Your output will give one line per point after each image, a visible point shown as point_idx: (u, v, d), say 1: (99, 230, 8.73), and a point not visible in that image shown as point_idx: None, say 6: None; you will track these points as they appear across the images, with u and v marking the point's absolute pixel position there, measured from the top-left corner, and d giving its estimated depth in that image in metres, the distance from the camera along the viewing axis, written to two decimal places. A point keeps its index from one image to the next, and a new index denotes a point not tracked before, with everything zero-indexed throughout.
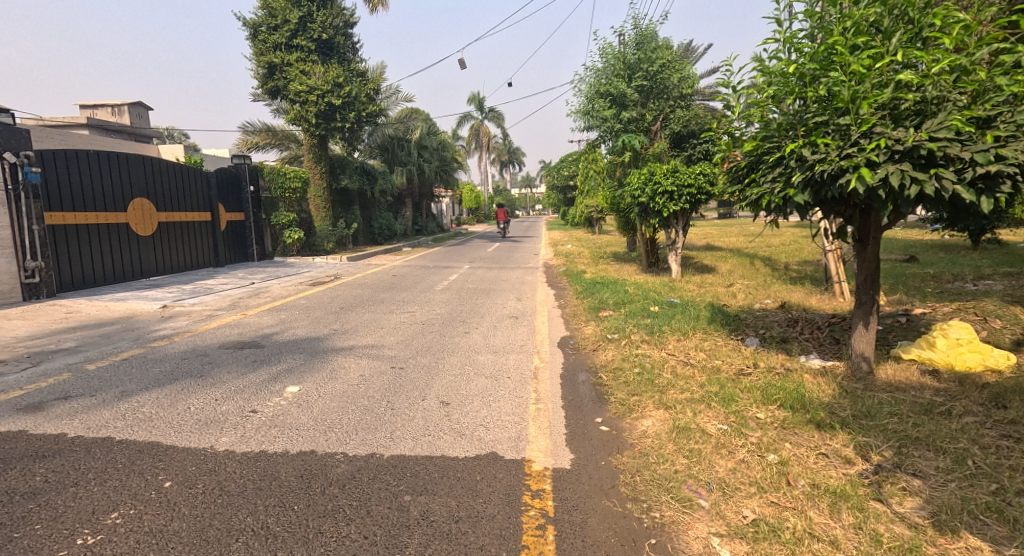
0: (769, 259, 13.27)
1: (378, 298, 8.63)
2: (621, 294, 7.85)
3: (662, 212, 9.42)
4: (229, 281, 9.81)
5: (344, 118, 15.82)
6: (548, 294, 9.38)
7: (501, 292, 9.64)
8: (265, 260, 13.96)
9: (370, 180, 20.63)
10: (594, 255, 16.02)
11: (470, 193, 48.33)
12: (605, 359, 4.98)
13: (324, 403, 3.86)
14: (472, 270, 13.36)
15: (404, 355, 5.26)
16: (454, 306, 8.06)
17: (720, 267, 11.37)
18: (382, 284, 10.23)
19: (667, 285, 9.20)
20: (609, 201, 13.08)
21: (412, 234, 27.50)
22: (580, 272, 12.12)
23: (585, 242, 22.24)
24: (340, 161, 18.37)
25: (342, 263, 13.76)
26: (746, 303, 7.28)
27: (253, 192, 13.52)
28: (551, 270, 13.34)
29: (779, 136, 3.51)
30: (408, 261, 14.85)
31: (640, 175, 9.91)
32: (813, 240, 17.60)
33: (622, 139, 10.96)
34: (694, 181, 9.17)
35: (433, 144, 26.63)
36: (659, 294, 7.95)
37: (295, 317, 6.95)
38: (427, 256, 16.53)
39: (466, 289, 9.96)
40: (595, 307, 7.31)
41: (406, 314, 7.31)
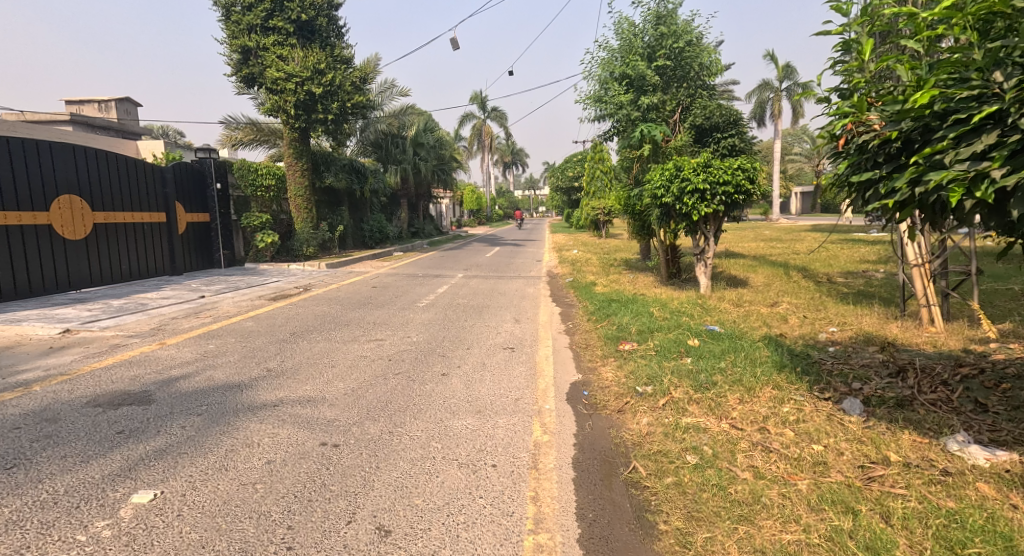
0: (803, 269, 11.68)
1: (346, 318, 7.08)
2: (644, 318, 6.28)
3: (691, 214, 7.83)
4: (174, 295, 8.27)
5: (326, 109, 14.31)
6: (553, 314, 7.81)
7: (497, 311, 8.07)
8: (234, 267, 12.42)
9: (359, 178, 19.10)
10: (604, 263, 14.45)
11: (472, 195, 46.79)
12: (638, 432, 3.40)
13: (176, 535, 2.30)
14: (466, 280, 11.80)
15: (349, 417, 3.70)
16: (437, 331, 6.52)
17: (752, 279, 9.80)
18: (357, 299, 8.67)
19: (697, 303, 7.61)
20: (623, 202, 11.52)
21: (408, 237, 25.98)
22: (588, 284, 10.57)
23: (593, 246, 20.66)
24: (326, 158, 16.88)
25: (320, 272, 12.24)
26: (807, 333, 5.69)
27: (219, 190, 12.01)
28: (555, 282, 11.78)
29: (978, 79, 2.07)
30: (396, 269, 13.31)
31: (662, 171, 8.34)
32: (845, 248, 15.97)
33: (640, 130, 9.40)
34: (731, 177, 7.55)
35: (431, 142, 25.16)
36: (693, 318, 6.36)
37: (228, 347, 5.42)
38: (419, 262, 14.99)
39: (455, 305, 8.40)
40: (614, 336, 5.75)
41: (373, 344, 5.76)
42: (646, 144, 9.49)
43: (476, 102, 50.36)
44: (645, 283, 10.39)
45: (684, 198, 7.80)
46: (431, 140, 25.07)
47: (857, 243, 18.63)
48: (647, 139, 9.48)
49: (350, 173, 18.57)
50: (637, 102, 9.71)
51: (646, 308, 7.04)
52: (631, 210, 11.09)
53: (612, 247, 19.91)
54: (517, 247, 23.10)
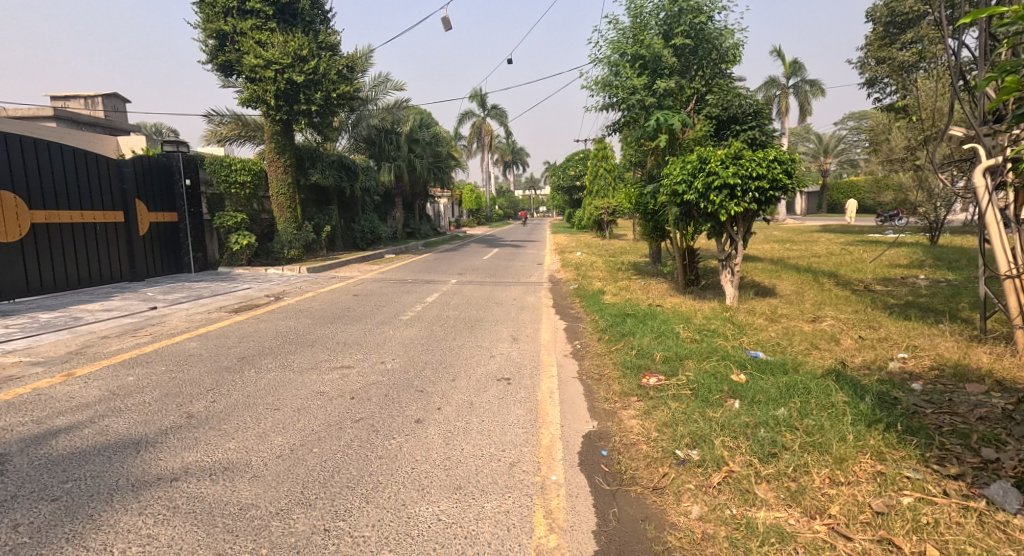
0: (832, 275, 10.61)
1: (312, 337, 6.00)
2: (668, 340, 5.20)
3: (718, 214, 6.73)
4: (120, 307, 7.18)
5: (309, 99, 13.22)
6: (557, 331, 6.72)
7: (492, 325, 7.01)
8: (206, 272, 11.34)
9: (349, 176, 18.07)
10: (611, 267, 13.36)
11: (471, 194, 45.71)
12: (689, 538, 2.31)
13: None
14: (460, 287, 10.72)
15: (271, 502, 2.61)
16: (418, 354, 5.44)
17: (780, 288, 8.72)
18: (331, 311, 7.59)
19: (725, 317, 6.53)
20: (633, 200, 10.43)
21: (402, 237, 24.90)
22: (597, 292, 9.47)
23: (598, 248, 19.57)
24: (313, 153, 15.82)
25: (301, 278, 11.15)
26: (873, 362, 4.58)
27: (189, 187, 10.97)
28: (558, 288, 10.71)
29: None
30: (384, 274, 12.23)
31: (681, 164, 7.26)
32: (869, 252, 14.89)
33: (654, 118, 8.30)
34: (765, 170, 6.44)
35: (427, 138, 24.13)
36: (726, 340, 5.28)
37: (155, 377, 4.36)
38: (411, 266, 13.91)
39: (443, 319, 7.31)
40: (633, 365, 4.67)
41: (337, 373, 4.68)
42: (662, 134, 8.40)
43: (475, 99, 49.30)
44: (659, 291, 9.32)
45: (709, 195, 6.69)
46: (428, 136, 24.03)
47: (877, 245, 17.54)
48: (663, 128, 8.39)
49: (338, 170, 17.51)
50: (651, 87, 8.63)
51: (668, 325, 5.97)
52: (643, 210, 10.00)
53: (616, 250, 18.85)
54: (516, 248, 22.04)
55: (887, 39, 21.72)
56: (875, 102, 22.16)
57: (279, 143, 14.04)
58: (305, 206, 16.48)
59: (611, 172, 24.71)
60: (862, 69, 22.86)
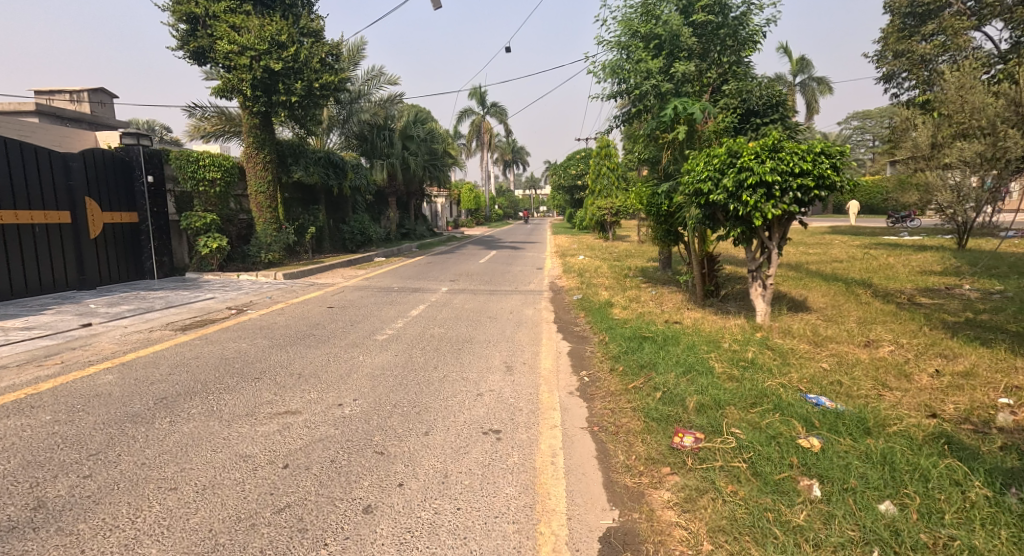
0: (864, 284, 9.54)
1: (261, 366, 4.93)
2: (700, 378, 4.13)
3: (753, 215, 5.65)
4: (45, 324, 6.12)
5: (289, 89, 12.17)
6: (559, 355, 5.67)
7: (483, 347, 5.95)
8: (171, 279, 10.28)
9: (336, 174, 17.06)
10: (617, 272, 12.32)
11: (471, 194, 44.66)
12: None
13: None
14: (450, 296, 9.66)
15: None
16: (387, 392, 4.38)
17: (814, 303, 7.67)
18: (296, 329, 6.52)
19: (760, 340, 5.49)
20: (644, 200, 9.36)
21: (396, 238, 23.88)
22: (604, 304, 8.40)
23: (601, 251, 18.56)
24: (296, 149, 14.75)
25: (276, 286, 10.09)
26: (975, 411, 3.52)
27: (151, 185, 9.95)
28: (560, 298, 9.65)
29: None
30: (369, 280, 11.16)
31: (704, 158, 6.20)
32: (894, 256, 13.84)
33: (671, 105, 7.23)
34: (810, 165, 5.36)
35: (422, 134, 23.14)
36: (771, 376, 4.23)
37: (29, 431, 3.30)
38: (400, 271, 12.86)
39: (425, 339, 6.26)
40: (660, 416, 3.60)
41: (276, 423, 3.61)
42: (680, 124, 7.34)
43: (475, 97, 48.25)
44: (674, 304, 8.27)
45: (741, 194, 5.61)
46: (422, 133, 23.11)
47: (898, 250, 16.47)
48: (680, 117, 7.33)
49: (325, 167, 16.47)
50: (667, 71, 7.55)
51: (695, 352, 4.92)
52: (656, 211, 8.93)
53: (620, 253, 17.83)
54: (515, 251, 20.98)
55: (906, 32, 20.63)
56: (892, 98, 21.09)
57: (258, 137, 13.01)
58: (289, 205, 15.44)
59: (614, 171, 24.43)
60: (878, 64, 21.78)
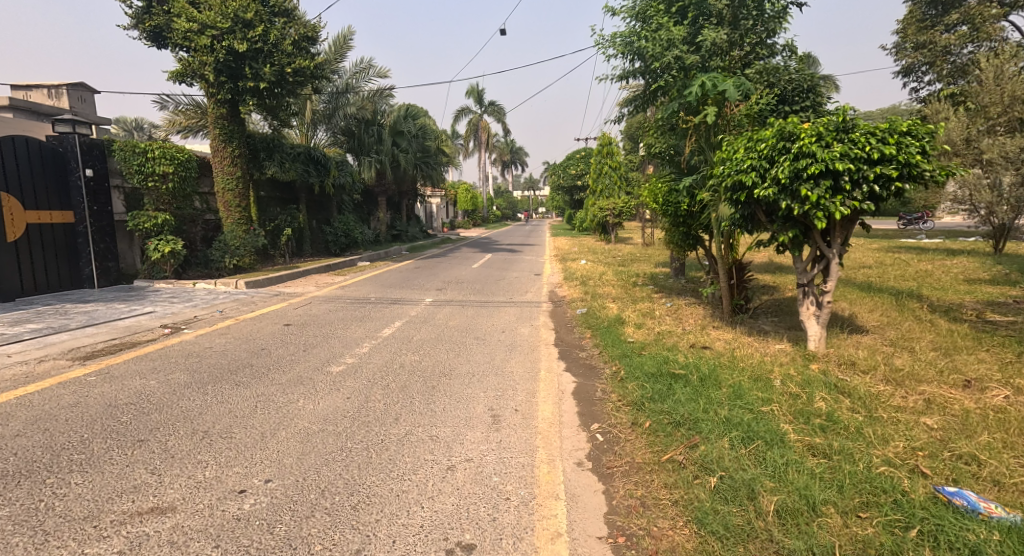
0: (912, 295, 8.26)
1: (160, 417, 3.66)
2: (770, 451, 2.86)
3: (814, 216, 4.36)
4: None
5: (257, 74, 10.91)
6: (562, 398, 4.37)
7: (464, 384, 4.66)
8: (115, 287, 8.99)
9: (318, 171, 15.88)
10: (624, 280, 11.05)
11: (467, 194, 43.45)
12: None
13: None
14: (434, 309, 8.38)
15: None
16: (319, 465, 3.10)
17: (868, 322, 6.40)
18: (234, 356, 5.23)
19: (825, 379, 4.22)
20: (659, 198, 8.09)
21: (386, 240, 22.68)
22: (614, 321, 7.12)
23: (604, 254, 17.32)
24: (270, 144, 13.35)
25: (236, 296, 8.79)
26: None
27: (90, 179, 8.68)
28: (561, 311, 8.36)
29: None
30: (345, 289, 9.86)
31: (742, 143, 4.96)
32: (927, 262, 12.60)
33: (697, 82, 5.99)
34: (894, 148, 4.06)
35: (413, 130, 21.94)
36: (872, 448, 2.93)
37: None
38: (383, 278, 11.60)
39: (393, 372, 4.97)
40: (723, 530, 2.35)
41: (122, 537, 2.33)
42: (707, 104, 6.09)
43: (472, 95, 47.09)
44: (696, 322, 6.99)
45: (799, 187, 4.32)
46: (413, 129, 21.93)
47: (925, 253, 15.25)
48: (707, 97, 6.09)
49: (305, 163, 15.25)
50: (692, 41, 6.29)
51: (746, 401, 3.63)
52: (673, 210, 7.66)
53: (625, 257, 16.54)
54: (512, 254, 19.72)
55: (927, 21, 19.35)
56: (912, 92, 19.80)
57: (226, 129, 11.79)
58: (265, 204, 14.23)
59: (616, 170, 23.48)
60: (897, 56, 20.46)
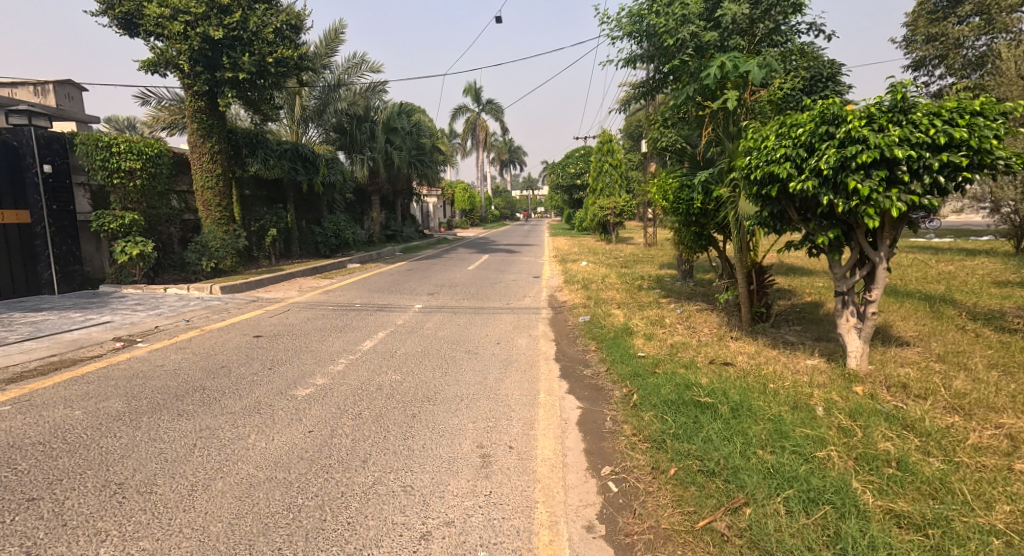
0: (944, 300, 7.59)
1: (70, 462, 2.96)
2: (850, 523, 2.28)
3: (863, 213, 3.68)
4: None
5: (234, 63, 10.22)
6: (565, 431, 3.69)
7: (451, 412, 3.97)
8: (77, 293, 8.29)
9: (305, 168, 15.16)
10: (628, 283, 10.38)
11: (464, 194, 42.78)
12: None
13: None
14: (424, 316, 7.69)
15: None
16: (255, 537, 2.41)
17: (906, 333, 5.73)
18: (186, 377, 4.53)
19: (881, 409, 3.54)
20: (668, 194, 7.42)
21: (379, 240, 21.98)
22: (621, 331, 6.45)
23: (605, 256, 16.64)
24: (253, 140, 12.66)
25: (208, 302, 8.08)
26: None
27: (49, 176, 8.01)
28: (562, 319, 7.68)
29: None
30: (329, 295, 9.17)
31: (773, 128, 4.31)
32: (947, 263, 11.93)
33: (717, 63, 5.33)
34: (965, 131, 3.38)
35: (407, 127, 21.27)
36: (977, 518, 2.26)
37: None
38: (372, 282, 10.92)
39: (369, 396, 4.28)
40: None
41: None
42: (726, 88, 5.44)
43: (469, 93, 46.50)
44: (712, 333, 6.32)
45: (845, 179, 3.66)
46: (407, 125, 21.30)
47: (942, 253, 14.59)
48: (727, 79, 5.44)
49: (292, 161, 14.62)
50: (713, 17, 5.66)
51: (796, 440, 2.95)
52: (684, 208, 7.01)
53: (627, 259, 15.87)
54: (510, 255, 19.04)
55: (938, 13, 18.63)
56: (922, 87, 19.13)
57: (205, 123, 11.13)
58: (250, 204, 13.57)
59: (617, 168, 22.91)
60: (907, 49, 19.71)
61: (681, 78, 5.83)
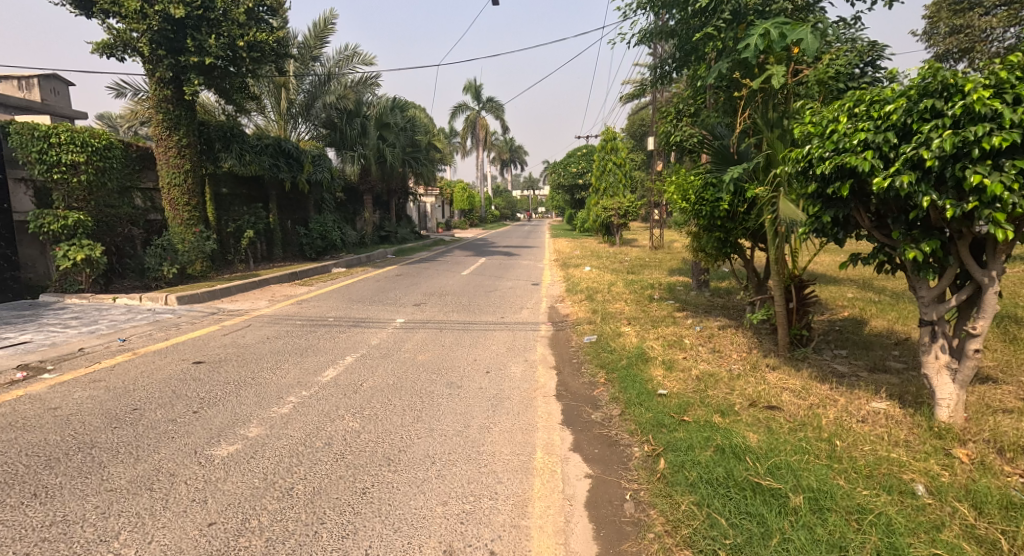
0: (1005, 317, 6.57)
1: None
2: None
3: (987, 218, 2.68)
4: None
5: (201, 46, 9.24)
6: (571, 522, 2.67)
7: (415, 488, 2.95)
8: (11, 304, 7.29)
9: (287, 165, 14.16)
10: (636, 293, 9.36)
11: (463, 194, 41.74)
12: None
13: None
14: (404, 334, 6.68)
15: None
16: None
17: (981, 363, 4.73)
18: (79, 425, 3.52)
19: (1014, 494, 2.56)
20: (687, 194, 6.39)
21: (372, 242, 20.98)
22: (634, 357, 5.45)
23: (610, 260, 15.61)
24: (227, 133, 11.58)
25: (157, 316, 7.07)
26: None
27: None
28: (564, 337, 6.67)
29: None
30: (300, 308, 8.14)
31: (845, 106, 3.32)
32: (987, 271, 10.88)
33: (759, 31, 4.31)
34: None
35: (400, 122, 20.26)
36: None
37: None
38: (354, 290, 9.91)
39: (311, 458, 3.26)
40: None
41: None
42: (770, 63, 4.41)
43: (468, 90, 45.44)
44: (743, 362, 5.31)
45: (961, 171, 2.68)
46: (401, 121, 20.34)
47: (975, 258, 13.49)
48: (770, 52, 4.42)
49: (273, 157, 13.69)
50: None
51: None
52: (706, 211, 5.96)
53: (634, 263, 14.82)
54: (508, 258, 18.02)
55: (963, 3, 16.80)
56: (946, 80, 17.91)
57: (172, 114, 10.14)
58: (227, 203, 12.61)
59: (621, 168, 21.95)
60: (928, 42, 18.06)
61: (711, 52, 4.79)
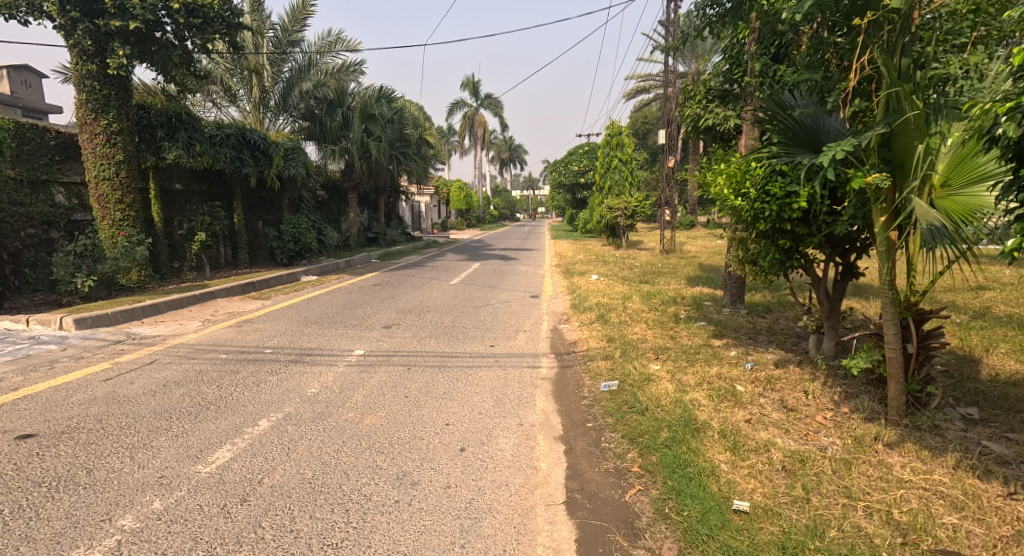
0: None
1: None
2: None
3: None
4: None
5: (127, 7, 7.70)
6: None
7: None
8: None
9: (254, 159, 12.53)
10: (658, 312, 7.70)
11: (460, 194, 40.16)
12: None
13: None
14: (359, 375, 4.98)
15: None
16: None
17: None
18: None
19: None
20: (737, 190, 4.71)
21: (357, 246, 19.32)
22: (677, 422, 3.75)
23: (619, 266, 13.95)
24: (172, 118, 9.83)
25: (37, 347, 5.38)
26: None
27: None
28: (573, 382, 4.96)
29: None
30: (238, 333, 6.47)
31: None
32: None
33: None
34: None
35: (386, 114, 18.60)
36: None
37: None
38: (316, 307, 8.23)
39: None
40: None
41: None
42: None
43: (466, 87, 44.05)
44: (841, 433, 3.61)
45: None
46: (388, 113, 18.73)
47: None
48: None
49: (236, 149, 12.03)
50: None
51: None
52: (770, 209, 4.32)
53: (647, 270, 13.15)
54: (506, 263, 16.34)
55: None
56: None
57: (98, 93, 8.45)
58: (180, 202, 10.97)
59: (628, 165, 20.30)
60: None
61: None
